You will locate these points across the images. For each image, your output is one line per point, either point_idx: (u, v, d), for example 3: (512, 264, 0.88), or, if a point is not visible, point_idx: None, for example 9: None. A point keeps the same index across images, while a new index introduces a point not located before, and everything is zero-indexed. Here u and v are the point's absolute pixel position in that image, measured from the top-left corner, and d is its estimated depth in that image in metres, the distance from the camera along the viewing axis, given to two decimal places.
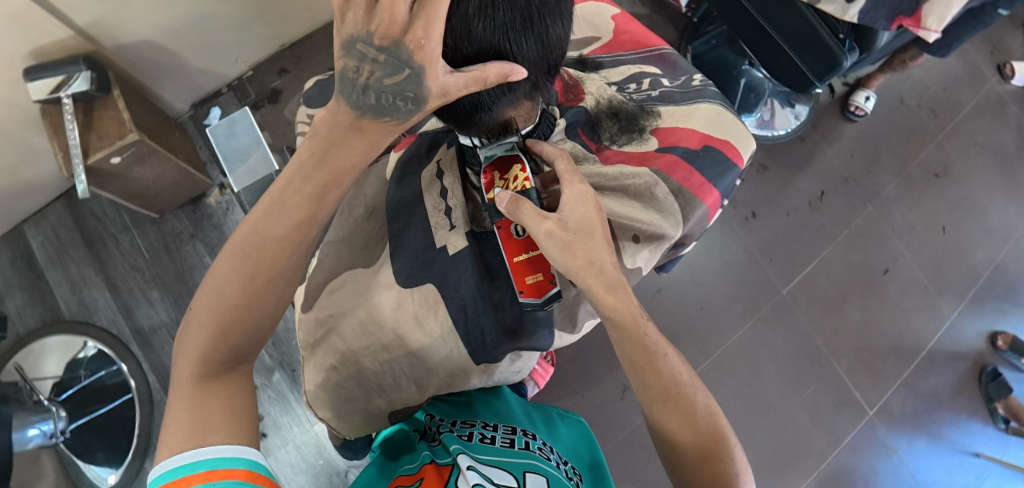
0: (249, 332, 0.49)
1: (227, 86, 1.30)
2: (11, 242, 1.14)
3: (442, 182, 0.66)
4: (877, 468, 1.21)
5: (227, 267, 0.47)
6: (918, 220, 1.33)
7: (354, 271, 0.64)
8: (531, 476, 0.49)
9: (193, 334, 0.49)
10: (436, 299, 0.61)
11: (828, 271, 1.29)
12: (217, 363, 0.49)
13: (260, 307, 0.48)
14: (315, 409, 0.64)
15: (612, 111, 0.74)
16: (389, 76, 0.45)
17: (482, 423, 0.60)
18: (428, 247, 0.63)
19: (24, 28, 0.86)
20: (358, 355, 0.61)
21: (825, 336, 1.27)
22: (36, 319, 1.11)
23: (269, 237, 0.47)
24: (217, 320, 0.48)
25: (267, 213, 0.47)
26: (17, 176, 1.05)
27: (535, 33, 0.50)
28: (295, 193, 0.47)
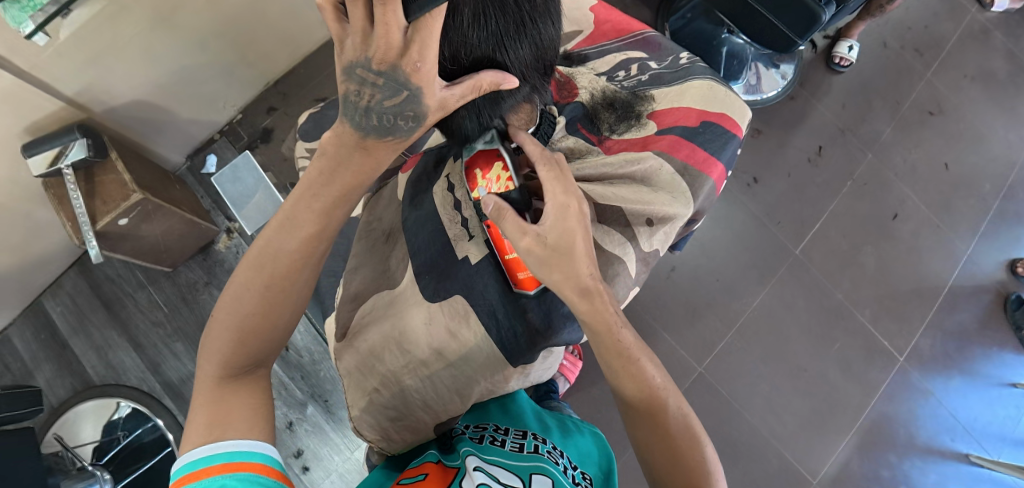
0: (269, 340, 0.51)
1: (219, 133, 1.32)
2: (31, 317, 1.15)
3: (454, 195, 0.67)
4: (916, 412, 1.21)
5: (244, 277, 0.49)
6: (919, 160, 1.33)
7: (383, 292, 0.66)
8: (538, 476, 0.51)
9: (214, 338, 0.50)
10: (465, 309, 0.60)
11: (837, 224, 1.30)
12: (237, 365, 0.50)
13: (279, 315, 0.51)
14: (362, 431, 0.63)
15: (607, 102, 0.75)
16: (388, 98, 0.45)
17: (494, 427, 0.61)
18: (449, 260, 0.64)
19: (16, 107, 0.87)
20: (398, 374, 0.61)
21: (845, 290, 1.27)
22: (68, 389, 1.12)
23: (285, 251, 0.49)
24: (238, 326, 0.49)
25: (283, 228, 0.49)
26: (28, 251, 1.06)
27: (528, 38, 0.50)
28: (307, 207, 0.49)
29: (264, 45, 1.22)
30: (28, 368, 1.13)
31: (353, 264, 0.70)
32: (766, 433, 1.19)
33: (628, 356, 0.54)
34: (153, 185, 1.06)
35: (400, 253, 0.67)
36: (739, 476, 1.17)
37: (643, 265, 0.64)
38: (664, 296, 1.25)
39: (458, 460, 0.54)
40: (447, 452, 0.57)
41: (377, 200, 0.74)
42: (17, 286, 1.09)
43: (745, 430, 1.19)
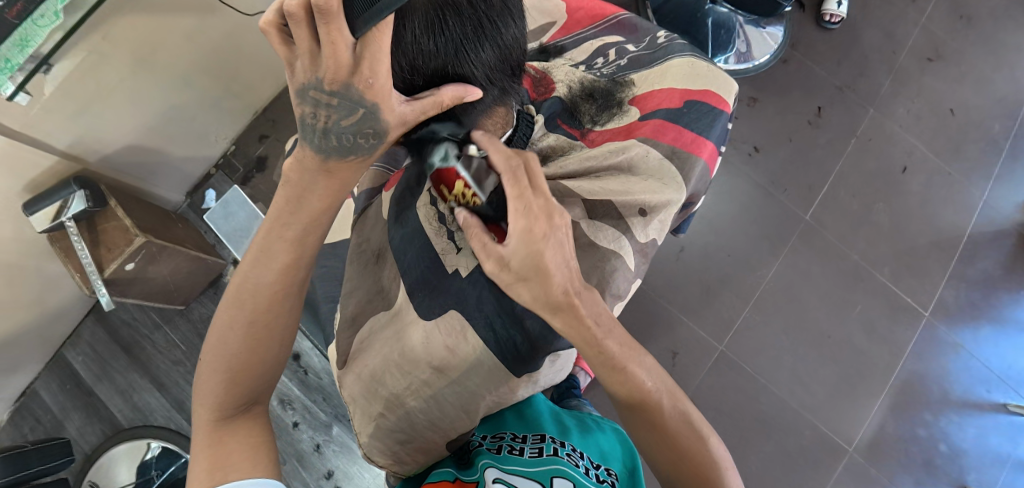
0: (260, 372, 0.54)
1: (214, 167, 1.33)
2: (55, 368, 1.17)
3: (439, 207, 0.66)
4: (948, 367, 1.18)
5: (226, 318, 0.52)
6: (923, 109, 1.30)
7: (381, 312, 0.66)
8: (558, 481, 0.50)
9: (205, 379, 0.53)
10: (462, 324, 0.59)
11: (845, 184, 1.26)
12: (230, 407, 0.52)
13: (266, 348, 0.53)
14: (373, 457, 0.63)
15: (587, 93, 0.73)
16: (345, 118, 0.44)
17: (512, 435, 0.61)
18: (440, 275, 0.63)
19: (12, 167, 0.88)
20: (401, 397, 0.61)
21: (861, 250, 1.24)
22: (98, 434, 1.14)
23: (262, 286, 0.51)
24: (227, 366, 0.52)
25: (257, 262, 0.51)
26: (44, 305, 1.08)
27: (489, 40, 0.50)
28: (278, 238, 0.50)
29: (247, 74, 1.22)
30: (58, 418, 1.15)
31: (348, 286, 0.70)
32: (796, 404, 1.17)
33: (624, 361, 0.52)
34: (155, 227, 1.07)
35: (392, 272, 0.67)
36: (772, 451, 1.15)
37: (642, 256, 0.62)
38: (675, 278, 1.23)
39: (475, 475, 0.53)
40: (464, 467, 0.57)
41: (365, 220, 0.74)
42: (38, 340, 1.11)
43: (774, 404, 1.17)
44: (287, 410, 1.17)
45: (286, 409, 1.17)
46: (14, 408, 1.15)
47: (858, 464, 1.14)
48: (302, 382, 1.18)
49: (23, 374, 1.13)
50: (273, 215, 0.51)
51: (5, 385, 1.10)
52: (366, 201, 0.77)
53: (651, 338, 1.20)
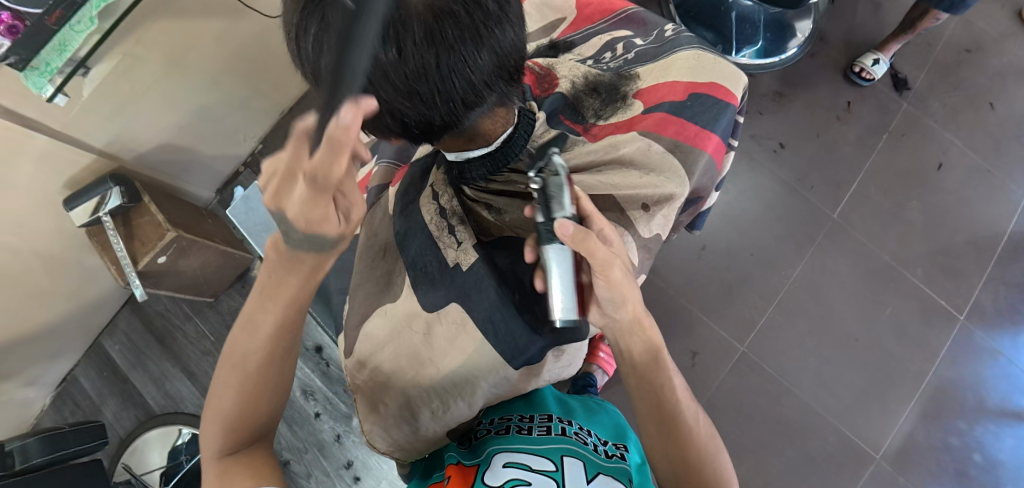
0: (259, 423, 0.53)
1: (243, 165, 1.37)
2: (94, 356, 1.23)
3: (439, 203, 0.67)
4: (984, 373, 1.13)
5: (223, 377, 0.51)
6: (960, 103, 1.24)
7: (386, 305, 0.65)
8: (570, 459, 0.51)
9: (209, 428, 0.52)
10: (461, 317, 0.61)
11: (876, 182, 1.22)
12: (234, 444, 0.52)
13: (262, 402, 0.52)
14: (376, 443, 0.65)
15: (590, 87, 0.72)
16: (301, 227, 0.41)
17: (518, 416, 0.61)
18: (442, 269, 0.63)
19: (53, 165, 0.93)
20: (402, 386, 0.62)
21: (891, 249, 1.19)
22: (132, 420, 1.20)
23: (253, 350, 0.50)
24: (229, 415, 0.51)
25: (248, 325, 0.50)
26: (84, 296, 1.14)
27: (488, 46, 0.50)
28: (263, 309, 0.48)
29: (273, 75, 1.26)
30: (96, 403, 1.21)
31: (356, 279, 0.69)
32: (820, 408, 1.14)
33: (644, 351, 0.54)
34: (187, 223, 1.11)
35: (395, 263, 0.67)
36: (794, 456, 1.12)
37: (645, 252, 0.63)
38: (695, 277, 1.21)
39: (479, 458, 0.55)
40: (468, 453, 0.58)
41: (375, 211, 0.74)
42: (78, 329, 1.18)
43: (796, 407, 1.14)
44: (309, 401, 1.21)
45: (308, 400, 1.20)
46: (56, 393, 1.22)
47: (884, 472, 1.11)
48: (324, 375, 1.22)
49: (64, 361, 1.19)
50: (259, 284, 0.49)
51: (48, 371, 1.16)
52: (376, 196, 0.78)
53: (669, 338, 1.19)
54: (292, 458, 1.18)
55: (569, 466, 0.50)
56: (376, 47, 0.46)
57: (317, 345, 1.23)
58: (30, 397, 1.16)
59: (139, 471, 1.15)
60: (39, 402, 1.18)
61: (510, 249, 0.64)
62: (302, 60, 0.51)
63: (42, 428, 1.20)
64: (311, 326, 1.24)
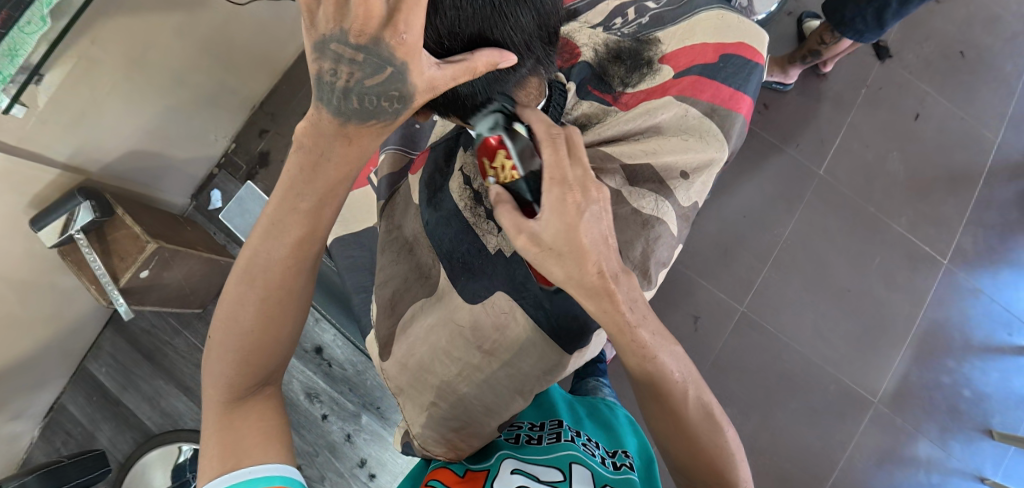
0: (275, 355, 0.54)
1: (217, 167, 1.31)
2: (81, 381, 1.17)
3: (473, 186, 0.65)
4: (968, 313, 1.18)
5: (237, 294, 0.51)
6: (932, 53, 1.27)
7: (422, 298, 0.65)
8: (576, 467, 0.54)
9: (217, 363, 0.53)
10: (510, 305, 0.58)
11: (859, 136, 1.25)
12: (243, 388, 0.53)
13: (281, 327, 0.53)
14: (430, 448, 0.61)
15: (614, 55, 0.71)
16: (370, 76, 0.42)
17: (528, 425, 0.66)
18: (481, 252, 0.62)
19: (13, 184, 0.86)
20: (452, 383, 0.60)
21: (877, 201, 1.22)
22: (130, 443, 1.15)
23: (274, 257, 0.50)
24: (240, 347, 0.52)
25: (269, 237, 0.50)
26: (62, 319, 1.07)
27: (528, 4, 0.48)
28: (291, 209, 0.49)
29: (239, 67, 1.19)
30: (89, 430, 1.15)
31: (382, 276, 0.69)
32: (820, 360, 1.18)
33: (645, 356, 0.51)
34: (165, 232, 1.05)
35: (430, 256, 0.66)
36: (800, 408, 1.16)
37: (684, 220, 0.62)
38: (693, 243, 1.23)
39: (488, 464, 0.57)
40: (476, 459, 0.60)
41: (394, 205, 0.72)
42: (59, 354, 1.11)
43: (797, 361, 1.18)
44: (314, 403, 1.18)
45: (314, 402, 1.18)
46: (43, 423, 1.16)
47: (884, 414, 1.15)
48: (327, 375, 1.19)
49: (49, 390, 1.13)
50: (283, 181, 0.49)
51: (33, 402, 1.10)
52: (388, 187, 0.75)
53: (673, 306, 1.20)
54: (303, 462, 1.16)
55: (577, 475, 0.52)
56: None
57: (316, 346, 1.20)
58: (16, 431, 1.09)
59: None
60: (27, 435, 1.12)
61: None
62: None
63: (34, 463, 1.14)
64: (309, 326, 1.21)
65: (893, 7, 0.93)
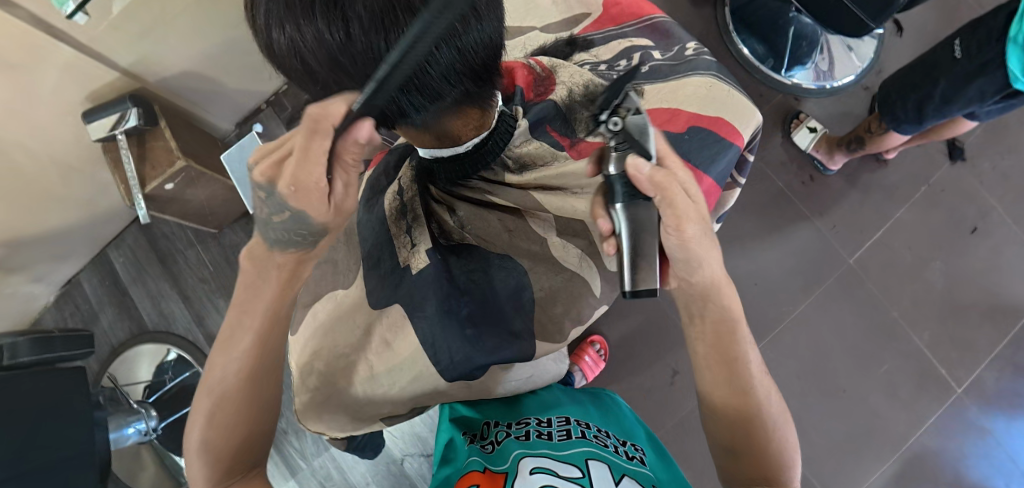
0: (255, 436, 0.58)
1: (265, 103, 1.36)
2: (99, 265, 1.28)
3: (403, 198, 0.75)
4: (968, 451, 1.08)
5: (208, 396, 0.55)
6: (1014, 168, 1.15)
7: (338, 290, 0.74)
8: (592, 463, 0.54)
9: (194, 458, 0.56)
10: (403, 320, 0.70)
11: (903, 234, 1.16)
12: (230, 472, 0.56)
13: (254, 415, 0.57)
14: (307, 419, 0.74)
15: (590, 98, 0.76)
16: (280, 217, 0.51)
17: (536, 420, 0.66)
18: (396, 268, 0.72)
19: (76, 78, 0.95)
20: (337, 373, 0.72)
21: (902, 307, 1.14)
22: (125, 331, 1.25)
23: (233, 357, 0.55)
24: (219, 439, 0.56)
25: (224, 342, 0.56)
26: (93, 206, 1.18)
27: (446, 40, 0.46)
28: (243, 315, 0.55)
29: None
30: (95, 310, 1.27)
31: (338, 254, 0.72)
32: None
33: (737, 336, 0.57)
34: (199, 153, 1.12)
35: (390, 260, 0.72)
36: None
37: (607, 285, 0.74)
38: None
39: (506, 465, 0.56)
40: (493, 459, 0.59)
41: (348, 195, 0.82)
42: (86, 235, 1.22)
43: None
44: None
45: None
46: (60, 292, 1.28)
47: None
48: None
49: (70, 264, 1.25)
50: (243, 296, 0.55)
51: (54, 271, 1.22)
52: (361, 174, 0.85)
53: (653, 352, 1.17)
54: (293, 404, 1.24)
55: (595, 470, 0.53)
56: (322, 25, 0.43)
57: None
58: (35, 292, 1.22)
59: (128, 379, 1.22)
60: (43, 297, 1.25)
61: (467, 257, 0.72)
62: (259, 34, 0.48)
63: (43, 323, 1.27)
64: None
65: (934, 99, 0.88)
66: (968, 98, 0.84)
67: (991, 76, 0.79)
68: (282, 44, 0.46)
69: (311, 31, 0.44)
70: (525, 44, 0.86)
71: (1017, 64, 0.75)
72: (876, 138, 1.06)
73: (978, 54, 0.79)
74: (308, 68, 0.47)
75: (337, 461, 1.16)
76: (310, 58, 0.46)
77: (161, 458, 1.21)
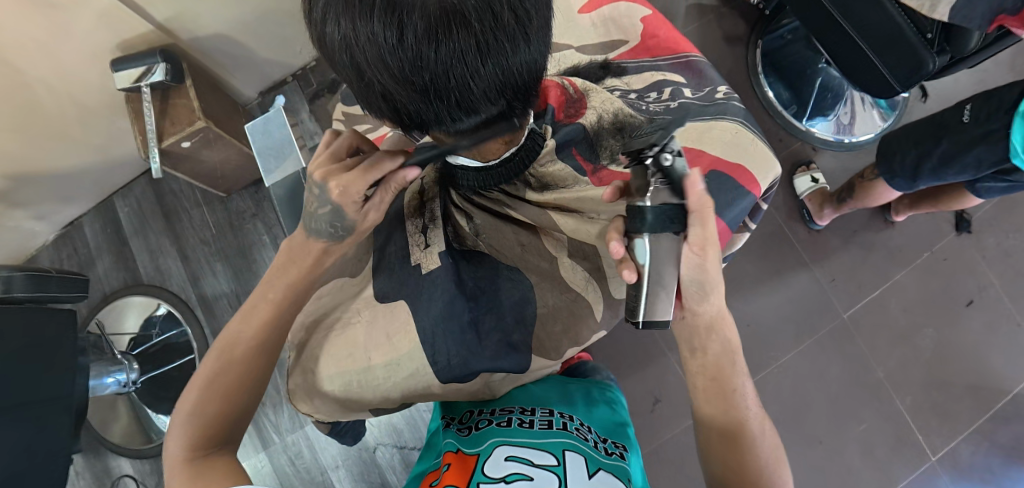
0: (234, 415, 0.60)
1: (291, 76, 1.37)
2: (103, 211, 1.29)
3: (425, 198, 0.79)
4: None
5: (210, 363, 0.61)
6: (1017, 248, 1.17)
7: (346, 278, 0.75)
8: (569, 454, 0.56)
9: (174, 428, 0.58)
10: (406, 319, 0.71)
11: (899, 296, 1.17)
12: (204, 447, 0.57)
13: (241, 390, 0.61)
14: (298, 401, 0.74)
15: (617, 126, 0.78)
16: (322, 209, 0.59)
17: (520, 409, 0.67)
18: (405, 265, 0.74)
19: (111, 26, 0.95)
20: (333, 359, 0.73)
21: (888, 367, 1.15)
22: (119, 280, 1.26)
23: (243, 333, 0.62)
24: (208, 406, 0.59)
25: (242, 318, 0.63)
26: (107, 153, 1.18)
27: (493, 59, 0.47)
28: (262, 297, 0.63)
29: None
30: (92, 255, 1.27)
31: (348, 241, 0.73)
32: None
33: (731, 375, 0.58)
34: (220, 116, 1.13)
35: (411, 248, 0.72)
36: None
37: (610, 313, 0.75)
38: None
39: (478, 448, 0.59)
40: (467, 442, 0.62)
41: None
42: (95, 180, 1.22)
43: None
44: None
45: None
46: (60, 233, 1.28)
47: None
48: None
49: (75, 206, 1.25)
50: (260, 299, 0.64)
51: (58, 211, 1.22)
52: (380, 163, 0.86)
53: (638, 377, 1.17)
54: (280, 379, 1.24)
55: (570, 461, 0.55)
56: (376, 28, 0.44)
57: None
58: (36, 229, 1.22)
59: (115, 328, 1.22)
60: (43, 235, 1.25)
61: (478, 264, 0.74)
62: (312, 24, 0.49)
63: (39, 261, 1.27)
64: None
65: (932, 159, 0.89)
66: (965, 163, 0.85)
67: (992, 145, 0.80)
68: (335, 39, 0.47)
69: (364, 32, 0.45)
70: (559, 62, 0.88)
71: (1020, 137, 0.77)
72: (868, 189, 1.06)
73: (985, 120, 0.80)
74: (357, 67, 0.48)
75: (311, 440, 1.16)
76: (359, 58, 0.47)
77: (135, 411, 1.20)
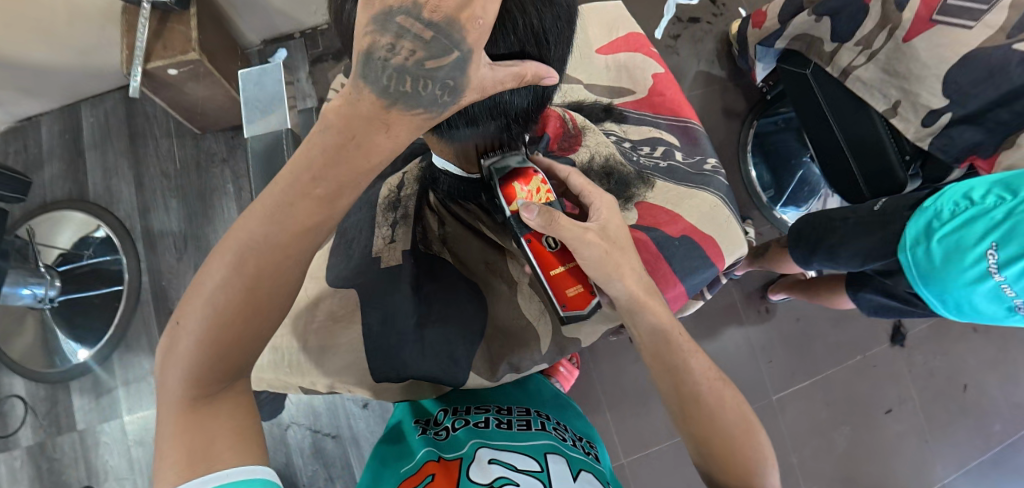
0: (248, 352, 0.48)
1: (300, 33, 1.35)
2: (66, 116, 1.22)
3: (400, 194, 0.79)
4: None
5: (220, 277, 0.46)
6: (940, 369, 1.24)
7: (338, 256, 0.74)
8: (552, 456, 0.58)
9: (171, 363, 0.47)
10: (353, 305, 0.71)
11: (827, 391, 1.22)
12: (208, 383, 0.46)
13: (259, 323, 0.48)
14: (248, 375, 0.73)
15: (605, 171, 0.80)
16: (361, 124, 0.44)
17: (495, 409, 0.69)
18: (365, 256, 0.74)
19: None
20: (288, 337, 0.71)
21: (802, 456, 1.19)
22: (63, 191, 1.19)
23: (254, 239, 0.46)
24: (210, 336, 0.46)
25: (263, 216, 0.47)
26: (86, 59, 1.12)
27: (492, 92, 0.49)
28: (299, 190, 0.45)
29: None
30: (42, 158, 1.20)
31: None
32: None
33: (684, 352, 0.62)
34: (216, 52, 1.09)
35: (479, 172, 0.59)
36: None
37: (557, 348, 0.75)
38: (622, 376, 1.20)
39: (462, 452, 0.58)
40: (447, 448, 0.61)
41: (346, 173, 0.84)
42: (66, 83, 1.16)
43: None
44: None
45: None
46: (13, 127, 1.21)
47: None
48: None
49: (36, 103, 1.18)
50: (208, 265, 0.48)
51: (17, 104, 1.15)
52: None
53: None
54: None
55: (552, 463, 0.57)
56: None
57: None
58: None
59: (44, 240, 1.15)
60: None
61: (437, 271, 0.74)
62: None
63: None
64: None
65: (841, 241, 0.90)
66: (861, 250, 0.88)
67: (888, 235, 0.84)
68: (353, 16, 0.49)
69: None
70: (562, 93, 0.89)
71: (914, 231, 0.80)
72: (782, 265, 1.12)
73: (890, 215, 0.84)
74: None
75: None
76: None
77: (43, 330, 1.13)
